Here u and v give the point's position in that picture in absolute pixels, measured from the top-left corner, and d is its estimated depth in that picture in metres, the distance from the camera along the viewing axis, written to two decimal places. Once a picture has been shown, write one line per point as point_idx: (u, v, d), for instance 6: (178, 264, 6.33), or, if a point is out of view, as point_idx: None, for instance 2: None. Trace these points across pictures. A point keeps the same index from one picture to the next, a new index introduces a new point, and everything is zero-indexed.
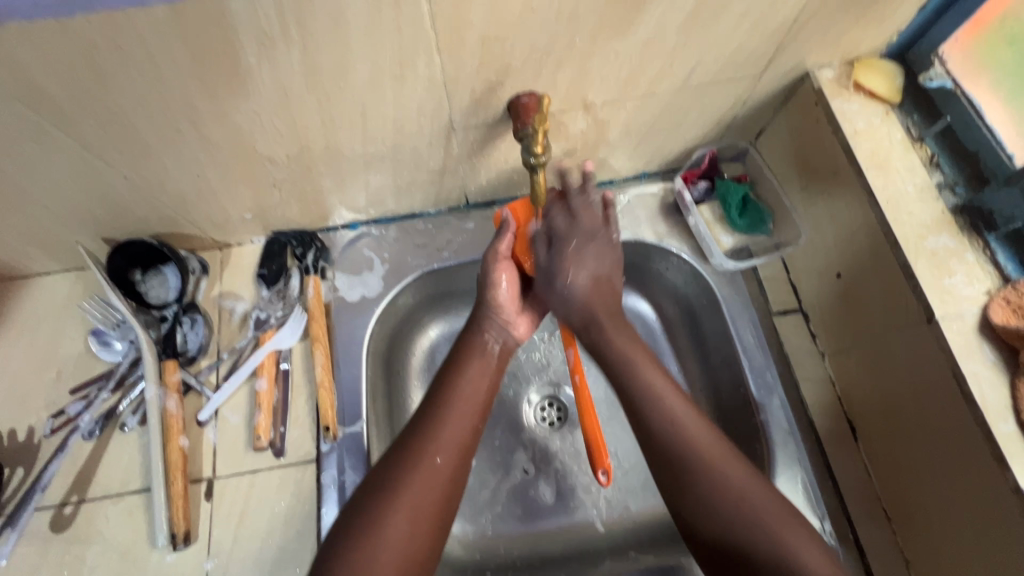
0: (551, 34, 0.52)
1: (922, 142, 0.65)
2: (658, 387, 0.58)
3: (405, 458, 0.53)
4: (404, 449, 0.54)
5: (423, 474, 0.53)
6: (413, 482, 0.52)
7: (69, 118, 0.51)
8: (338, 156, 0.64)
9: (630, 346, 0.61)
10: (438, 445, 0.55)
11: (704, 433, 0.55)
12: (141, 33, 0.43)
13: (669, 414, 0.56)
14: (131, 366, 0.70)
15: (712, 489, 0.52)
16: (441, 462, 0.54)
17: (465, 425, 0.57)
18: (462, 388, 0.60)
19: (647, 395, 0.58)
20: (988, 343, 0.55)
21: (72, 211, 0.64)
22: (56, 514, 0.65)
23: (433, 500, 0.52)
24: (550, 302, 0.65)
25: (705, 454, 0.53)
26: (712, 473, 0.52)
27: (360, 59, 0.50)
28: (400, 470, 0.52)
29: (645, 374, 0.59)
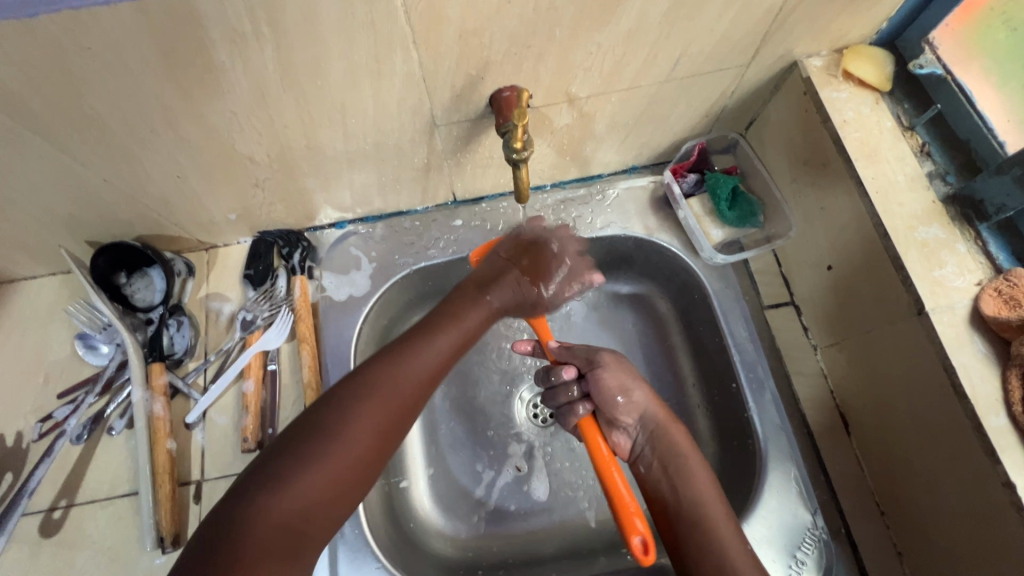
0: (530, 26, 0.51)
1: (913, 130, 0.64)
2: (687, 451, 0.60)
3: (360, 403, 0.51)
4: (358, 391, 0.52)
5: (374, 422, 0.51)
6: (358, 422, 0.50)
7: (41, 120, 0.50)
8: (320, 155, 0.63)
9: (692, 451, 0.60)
10: (397, 395, 0.53)
11: (714, 490, 0.57)
12: (108, 32, 0.42)
13: (691, 472, 0.58)
14: (118, 370, 0.70)
15: (713, 544, 0.53)
16: (392, 413, 0.52)
17: (422, 387, 0.55)
18: (433, 345, 0.57)
19: (678, 456, 0.60)
20: (979, 335, 0.54)
21: (53, 214, 0.64)
22: (45, 518, 0.65)
23: (373, 453, 0.50)
24: (618, 369, 0.64)
25: (711, 514, 0.55)
26: (717, 530, 0.54)
27: (336, 55, 0.49)
28: (353, 411, 0.50)
29: (678, 443, 0.61)
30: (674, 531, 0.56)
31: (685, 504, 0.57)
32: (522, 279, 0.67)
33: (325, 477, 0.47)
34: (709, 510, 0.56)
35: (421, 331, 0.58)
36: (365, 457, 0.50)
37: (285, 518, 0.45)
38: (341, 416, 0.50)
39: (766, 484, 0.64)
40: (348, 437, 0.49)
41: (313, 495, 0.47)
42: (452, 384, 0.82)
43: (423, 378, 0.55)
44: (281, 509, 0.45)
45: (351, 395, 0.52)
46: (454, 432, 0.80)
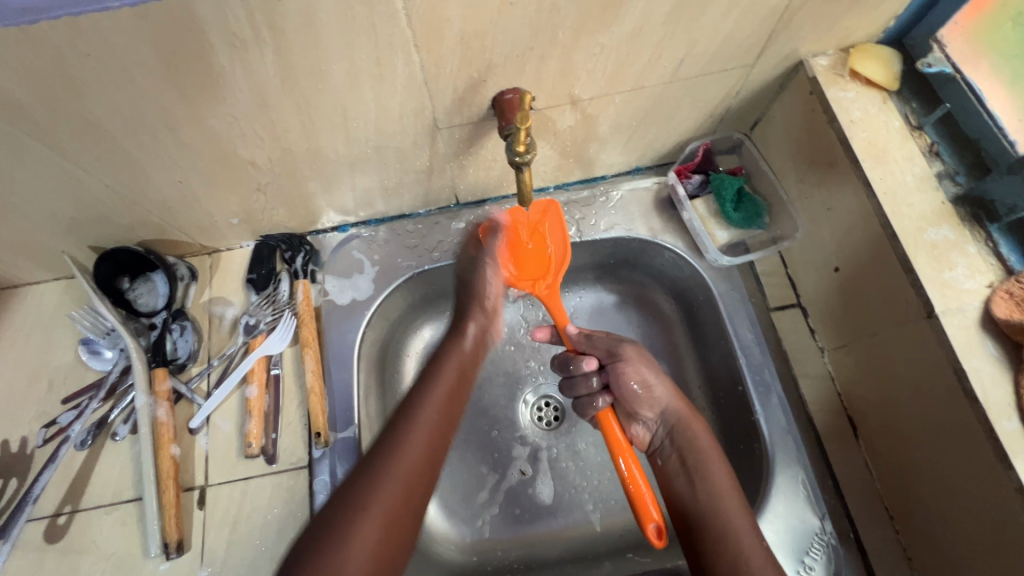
0: (533, 28, 0.50)
1: (921, 130, 0.63)
2: (707, 447, 0.60)
3: (382, 462, 0.52)
4: (378, 455, 0.53)
5: (400, 478, 0.52)
6: (386, 481, 0.51)
7: (42, 127, 0.50)
8: (322, 159, 0.63)
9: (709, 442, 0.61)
10: (411, 449, 0.54)
11: (731, 485, 0.57)
12: (108, 38, 0.42)
13: (709, 469, 0.58)
14: (121, 375, 0.70)
15: (731, 542, 0.53)
16: (414, 466, 0.53)
17: (433, 434, 0.56)
18: (432, 397, 0.59)
19: (697, 453, 0.60)
20: (990, 338, 0.53)
21: (55, 220, 0.64)
22: (50, 524, 0.65)
23: (405, 509, 0.51)
24: (641, 366, 0.64)
25: (728, 511, 0.55)
26: (733, 527, 0.54)
27: (337, 59, 0.49)
28: (377, 473, 0.52)
29: (700, 439, 0.61)
30: (693, 531, 0.56)
31: (701, 502, 0.57)
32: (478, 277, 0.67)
33: (362, 540, 0.48)
34: (725, 505, 0.56)
35: (422, 384, 0.60)
36: (399, 514, 0.51)
37: None
38: (366, 481, 0.51)
39: (773, 488, 0.63)
40: (376, 499, 0.50)
41: (359, 562, 0.47)
42: None
43: (433, 428, 0.57)
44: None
45: (372, 460, 0.53)
46: (458, 435, 0.79)
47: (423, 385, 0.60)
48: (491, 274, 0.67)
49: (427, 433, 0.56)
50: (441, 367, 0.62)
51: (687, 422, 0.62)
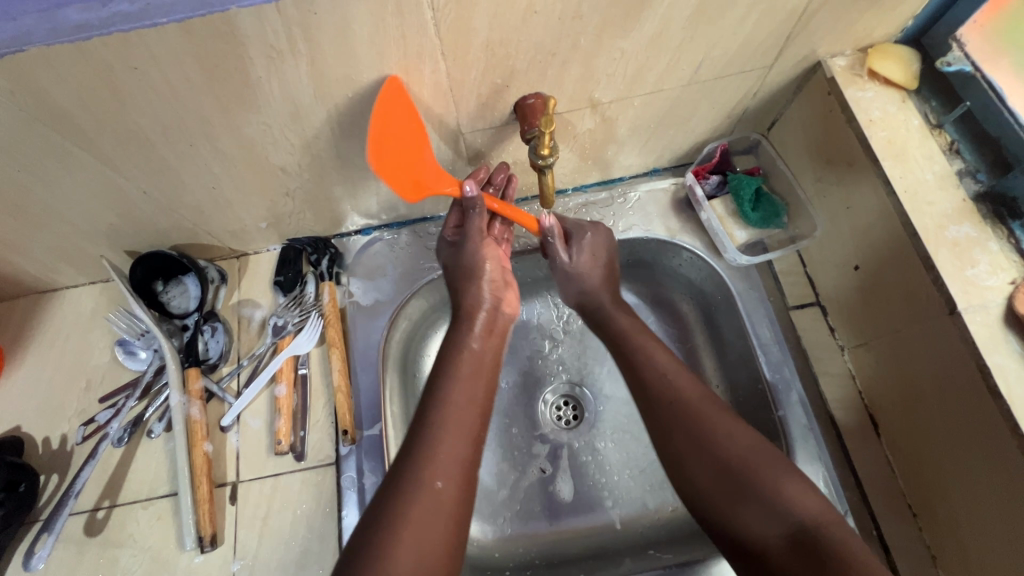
0: (555, 34, 0.52)
1: (940, 128, 0.64)
2: (697, 404, 0.59)
3: (436, 420, 0.55)
4: (428, 416, 0.56)
5: (457, 432, 0.55)
6: (449, 435, 0.54)
7: (88, 137, 0.52)
8: (349, 164, 0.65)
9: (685, 386, 0.61)
10: (458, 401, 0.57)
11: (739, 434, 0.56)
12: (154, 52, 0.44)
13: (712, 423, 0.57)
14: (156, 375, 0.72)
15: (765, 496, 0.52)
16: (465, 417, 0.57)
17: (474, 386, 0.60)
18: (462, 358, 0.62)
19: (697, 419, 0.58)
20: (1014, 335, 0.54)
21: (95, 226, 0.66)
22: (89, 518, 0.68)
23: (468, 457, 0.55)
24: (563, 287, 0.73)
25: (749, 462, 0.54)
26: (759, 478, 0.53)
27: (367, 68, 0.51)
28: (436, 435, 0.54)
29: (686, 393, 0.60)
30: (713, 495, 0.55)
31: (718, 459, 0.55)
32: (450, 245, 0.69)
33: (437, 493, 0.51)
34: (741, 457, 0.55)
35: (448, 345, 0.63)
36: (466, 462, 0.54)
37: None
38: (428, 441, 0.54)
39: None
40: (443, 453, 0.53)
41: (445, 493, 0.51)
42: None
43: (470, 381, 0.60)
44: (416, 545, 0.48)
45: (425, 421, 0.56)
46: None
47: (454, 347, 0.63)
48: (487, 250, 0.67)
49: (466, 386, 0.59)
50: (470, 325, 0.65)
51: (656, 366, 0.63)
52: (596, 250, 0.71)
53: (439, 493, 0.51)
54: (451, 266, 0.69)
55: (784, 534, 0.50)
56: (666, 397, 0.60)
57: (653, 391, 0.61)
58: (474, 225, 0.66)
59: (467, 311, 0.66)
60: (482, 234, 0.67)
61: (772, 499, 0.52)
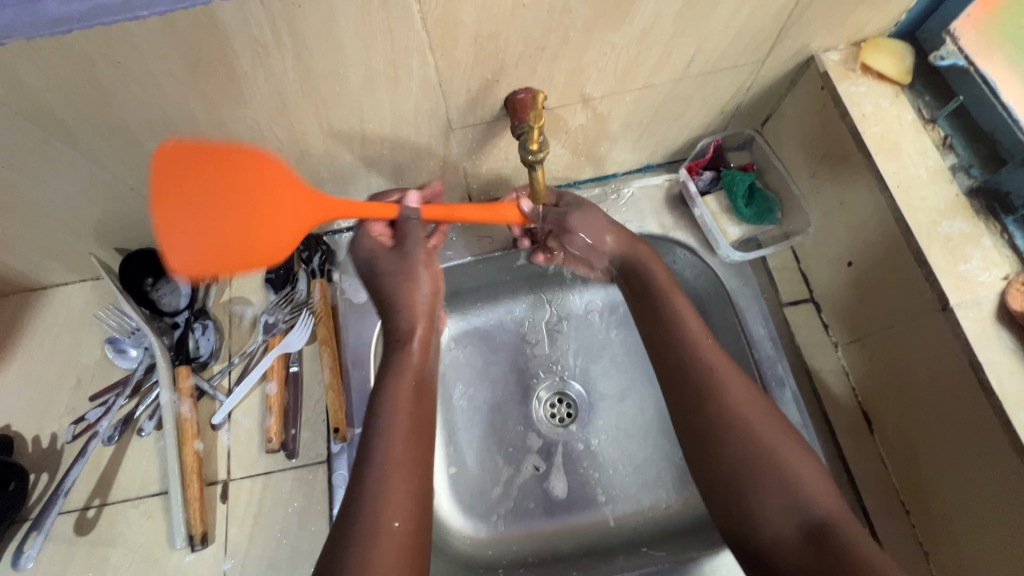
0: (544, 28, 0.51)
1: (934, 123, 0.63)
2: (723, 375, 0.57)
3: (386, 428, 0.57)
4: (376, 454, 0.55)
5: (405, 434, 0.57)
6: (398, 438, 0.56)
7: (73, 133, 0.52)
8: (338, 159, 0.64)
9: (712, 353, 0.59)
10: (399, 439, 0.56)
11: (760, 410, 0.56)
12: (137, 46, 0.44)
13: (735, 398, 0.56)
14: (146, 373, 0.72)
15: (784, 475, 0.52)
16: (415, 419, 0.59)
17: (416, 412, 0.59)
18: (401, 385, 0.61)
19: (728, 393, 0.56)
20: (1006, 330, 0.53)
21: (84, 222, 0.66)
22: (80, 517, 0.67)
23: (419, 487, 0.55)
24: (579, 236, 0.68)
25: (769, 440, 0.54)
26: (779, 457, 0.53)
27: (354, 63, 0.50)
28: (383, 476, 0.54)
29: (709, 361, 0.58)
30: (732, 473, 0.54)
31: (738, 434, 0.54)
32: (380, 255, 0.65)
33: (397, 524, 0.51)
34: (763, 434, 0.54)
35: (387, 372, 0.62)
36: (418, 493, 0.54)
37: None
38: (381, 448, 0.55)
39: None
40: (396, 491, 0.53)
41: (407, 495, 0.53)
42: (471, 383, 0.83)
43: (410, 408, 0.59)
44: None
45: (369, 458, 0.55)
46: (473, 431, 0.81)
47: (393, 371, 0.62)
48: (425, 263, 0.65)
49: (406, 419, 0.58)
50: (403, 357, 0.63)
51: (684, 333, 0.60)
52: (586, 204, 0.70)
53: (397, 531, 0.51)
54: (386, 271, 0.65)
55: (797, 527, 0.50)
56: (689, 363, 0.58)
57: (693, 365, 0.58)
58: (415, 243, 0.64)
59: (400, 336, 0.65)
60: (422, 253, 0.65)
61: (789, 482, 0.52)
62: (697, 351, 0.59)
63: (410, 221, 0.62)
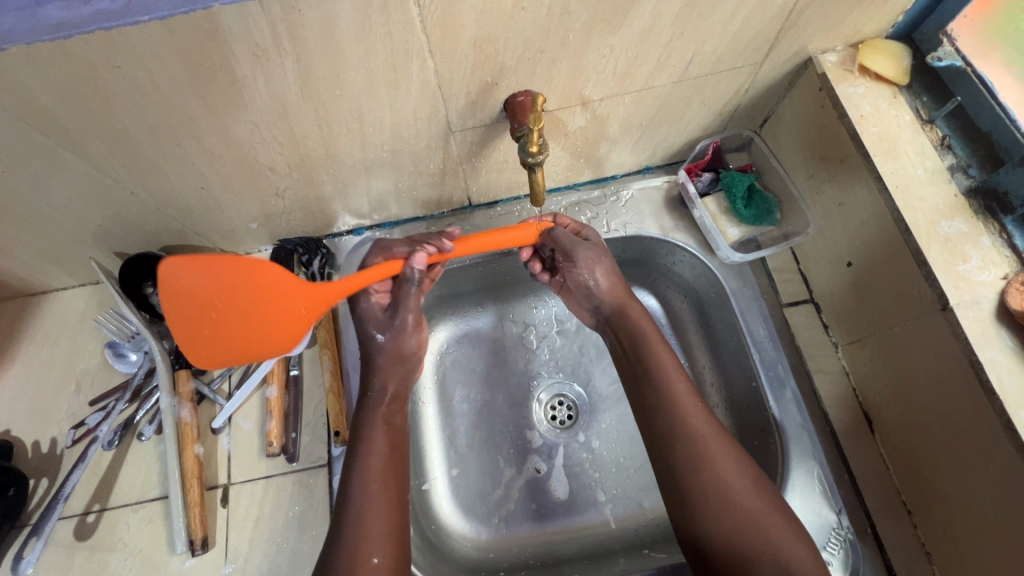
0: (543, 31, 0.51)
1: (932, 123, 0.64)
2: (707, 440, 0.56)
3: (363, 467, 0.57)
4: (355, 492, 0.56)
5: (382, 472, 0.57)
6: (375, 476, 0.57)
7: (73, 137, 0.52)
8: (339, 163, 0.64)
9: (686, 399, 0.59)
10: (375, 479, 0.57)
11: (740, 466, 0.55)
12: (137, 50, 0.44)
13: (720, 469, 0.55)
14: (146, 377, 0.71)
15: (765, 534, 0.52)
16: (392, 457, 0.59)
17: (393, 450, 0.60)
18: (375, 428, 0.61)
19: (704, 447, 0.56)
20: (1006, 330, 0.53)
21: (83, 227, 0.66)
22: (79, 522, 0.67)
23: (397, 523, 0.56)
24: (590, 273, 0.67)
25: (747, 507, 0.53)
26: (755, 524, 0.52)
27: (353, 66, 0.50)
28: (361, 515, 0.54)
29: (698, 426, 0.57)
30: (717, 535, 0.53)
31: (722, 508, 0.53)
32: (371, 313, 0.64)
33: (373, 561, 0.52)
34: (745, 508, 0.53)
35: (360, 415, 0.62)
36: (398, 529, 0.55)
37: None
38: (357, 486, 0.56)
39: (789, 483, 0.64)
40: (373, 529, 0.54)
41: (388, 532, 0.54)
42: (472, 385, 0.83)
43: (385, 447, 0.59)
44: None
45: (348, 497, 0.56)
46: (473, 434, 0.80)
47: (365, 417, 0.61)
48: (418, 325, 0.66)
49: (382, 457, 0.59)
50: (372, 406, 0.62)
51: (668, 387, 0.60)
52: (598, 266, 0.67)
53: (376, 567, 0.52)
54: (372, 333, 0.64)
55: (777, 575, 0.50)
56: (675, 425, 0.57)
57: (676, 422, 0.58)
58: (409, 310, 0.63)
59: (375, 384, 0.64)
60: (410, 318, 0.64)
61: (766, 531, 0.52)
62: (685, 418, 0.58)
63: (411, 284, 0.62)
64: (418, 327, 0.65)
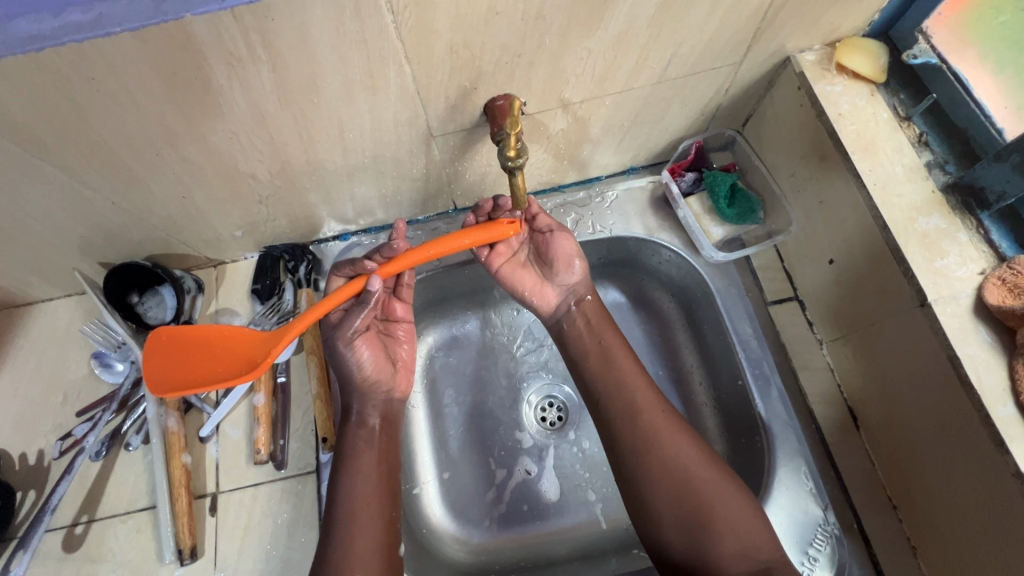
0: (519, 35, 0.51)
1: (909, 121, 0.64)
2: (653, 416, 0.60)
3: (353, 480, 0.58)
4: (344, 512, 0.57)
5: (373, 486, 0.59)
6: (367, 489, 0.58)
7: (51, 149, 0.52)
8: (321, 169, 0.64)
9: (631, 377, 0.63)
10: (365, 493, 0.58)
11: (689, 440, 0.59)
12: (111, 62, 0.44)
13: (667, 442, 0.58)
14: (133, 387, 0.71)
15: (721, 505, 0.55)
16: (383, 470, 0.60)
17: (386, 470, 0.61)
18: (363, 440, 0.61)
19: (651, 425, 0.59)
20: (983, 325, 0.54)
21: (66, 238, 0.66)
22: (67, 534, 0.67)
23: (387, 536, 0.57)
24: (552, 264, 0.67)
25: (700, 479, 0.56)
26: (709, 494, 0.55)
27: (329, 73, 0.50)
28: (351, 528, 0.56)
29: (645, 404, 0.61)
30: (675, 510, 0.55)
31: (677, 505, 0.55)
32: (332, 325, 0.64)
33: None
34: (698, 477, 0.56)
35: (349, 428, 0.62)
36: (387, 544, 0.57)
37: None
38: (348, 501, 0.57)
39: (776, 481, 0.64)
40: (359, 546, 0.55)
41: (380, 546, 0.56)
42: (461, 389, 0.83)
43: (379, 460, 0.61)
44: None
45: (336, 516, 0.57)
46: (464, 437, 0.81)
47: (351, 431, 0.62)
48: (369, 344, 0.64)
49: (376, 469, 0.60)
50: (362, 431, 0.62)
51: (618, 371, 0.63)
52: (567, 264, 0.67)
53: None
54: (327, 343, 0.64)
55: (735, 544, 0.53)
56: (621, 405, 0.61)
57: (625, 404, 0.61)
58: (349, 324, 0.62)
59: (358, 413, 0.63)
60: (381, 366, 0.65)
61: (720, 499, 0.55)
62: (634, 403, 0.61)
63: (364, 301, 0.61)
64: (396, 370, 0.67)
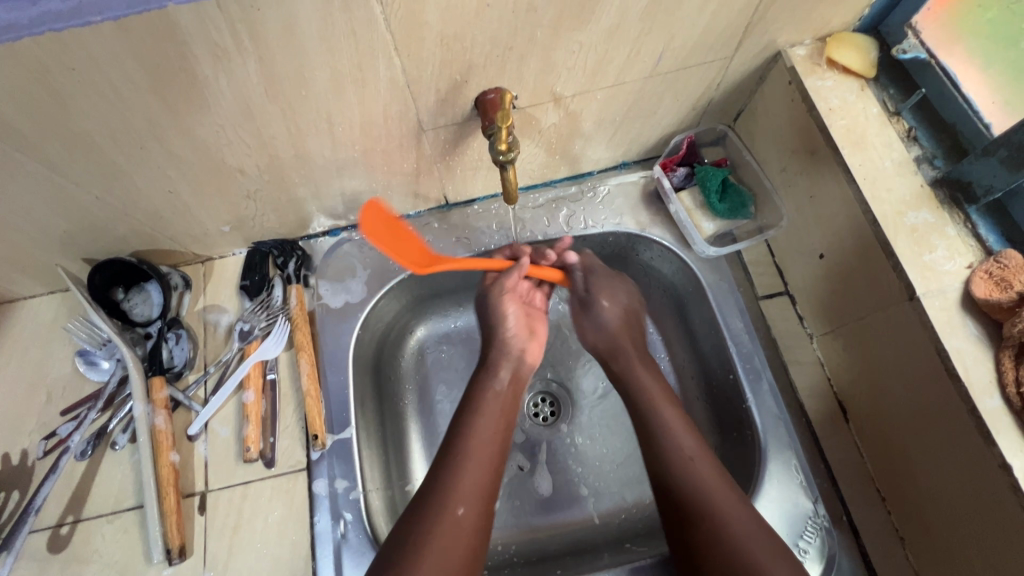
0: (510, 28, 0.51)
1: (899, 116, 0.64)
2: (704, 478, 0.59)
3: (474, 412, 0.65)
4: (460, 452, 0.61)
5: (489, 426, 0.64)
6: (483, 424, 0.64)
7: (30, 141, 0.50)
8: (310, 163, 0.64)
9: (683, 436, 0.63)
10: (484, 432, 0.63)
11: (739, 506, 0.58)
12: (91, 52, 0.43)
13: (716, 510, 0.57)
14: (119, 385, 0.70)
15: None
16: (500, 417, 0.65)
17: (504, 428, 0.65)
18: (500, 380, 0.69)
19: (700, 488, 0.59)
20: (971, 318, 0.55)
21: (48, 233, 0.64)
22: (52, 534, 0.66)
23: (486, 485, 0.60)
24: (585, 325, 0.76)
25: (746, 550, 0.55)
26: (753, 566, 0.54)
27: (318, 66, 0.49)
28: (461, 463, 0.60)
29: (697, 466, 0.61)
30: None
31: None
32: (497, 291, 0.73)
33: (458, 514, 0.56)
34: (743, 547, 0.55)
35: (484, 367, 0.70)
36: (486, 494, 0.59)
37: (444, 554, 0.54)
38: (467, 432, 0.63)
39: (766, 474, 0.64)
40: (465, 481, 0.59)
41: (478, 490, 0.59)
42: (453, 385, 0.83)
43: (505, 402, 0.67)
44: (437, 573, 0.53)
45: (453, 447, 0.61)
46: None
47: (489, 369, 0.70)
48: (508, 302, 0.73)
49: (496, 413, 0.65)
50: (490, 387, 0.68)
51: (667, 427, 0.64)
52: (614, 294, 0.75)
53: (460, 518, 0.56)
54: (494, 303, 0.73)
55: None
56: (673, 462, 0.61)
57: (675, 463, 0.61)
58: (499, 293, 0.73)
59: (492, 363, 0.70)
60: (521, 330, 0.74)
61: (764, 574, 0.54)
62: (685, 463, 0.61)
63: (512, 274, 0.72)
64: (531, 337, 0.75)
